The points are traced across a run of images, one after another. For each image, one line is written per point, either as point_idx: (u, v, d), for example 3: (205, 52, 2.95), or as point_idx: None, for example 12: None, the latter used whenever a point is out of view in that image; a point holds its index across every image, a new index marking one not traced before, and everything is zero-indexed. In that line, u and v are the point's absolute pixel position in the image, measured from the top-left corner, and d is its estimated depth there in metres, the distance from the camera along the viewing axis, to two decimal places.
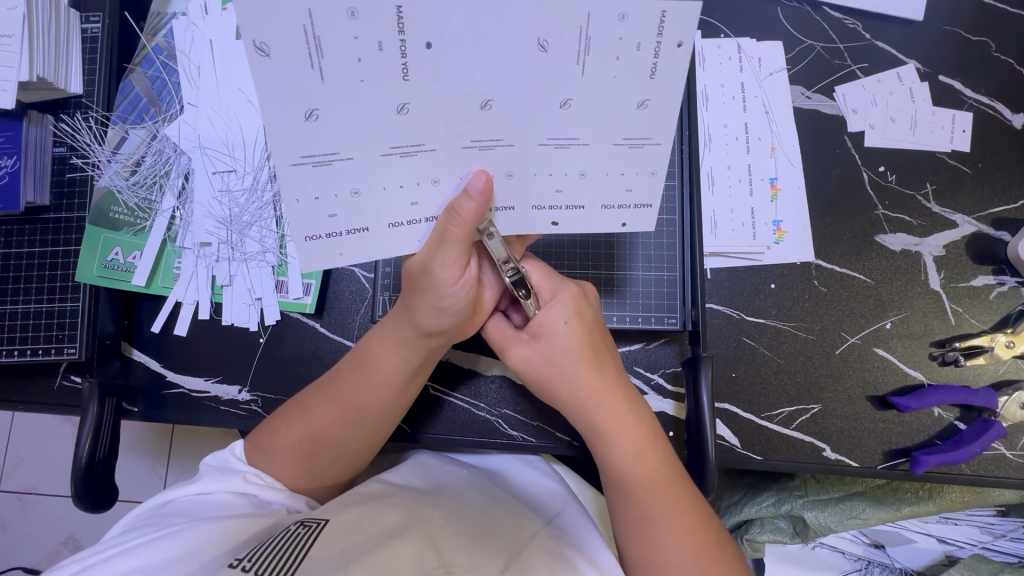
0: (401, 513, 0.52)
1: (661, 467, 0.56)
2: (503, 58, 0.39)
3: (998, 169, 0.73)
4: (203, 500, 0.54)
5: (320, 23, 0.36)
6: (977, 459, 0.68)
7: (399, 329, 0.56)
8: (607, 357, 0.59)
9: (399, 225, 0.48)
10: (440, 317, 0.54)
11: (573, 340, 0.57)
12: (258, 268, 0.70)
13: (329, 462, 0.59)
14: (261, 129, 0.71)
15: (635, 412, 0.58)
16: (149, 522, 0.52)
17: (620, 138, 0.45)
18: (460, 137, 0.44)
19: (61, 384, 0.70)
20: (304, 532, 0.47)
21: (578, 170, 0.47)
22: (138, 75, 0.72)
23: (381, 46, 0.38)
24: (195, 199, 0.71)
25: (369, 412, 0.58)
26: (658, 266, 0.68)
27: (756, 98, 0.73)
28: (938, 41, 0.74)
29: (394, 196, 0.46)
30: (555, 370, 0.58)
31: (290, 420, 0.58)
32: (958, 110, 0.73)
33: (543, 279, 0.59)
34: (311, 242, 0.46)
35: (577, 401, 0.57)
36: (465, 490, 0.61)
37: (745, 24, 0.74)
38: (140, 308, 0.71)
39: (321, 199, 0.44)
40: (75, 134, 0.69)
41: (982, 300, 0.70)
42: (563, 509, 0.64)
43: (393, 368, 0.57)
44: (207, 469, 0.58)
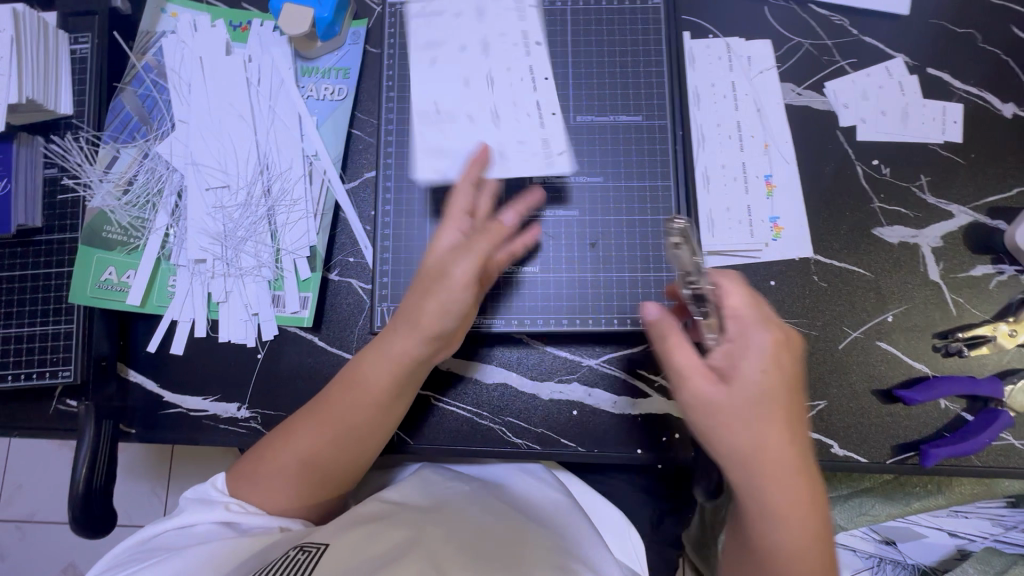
0: (402, 534, 0.52)
1: (828, 561, 0.45)
2: (473, 121, 0.64)
3: (992, 158, 0.72)
4: (186, 533, 0.53)
5: (434, 127, 0.64)
6: (987, 451, 0.66)
7: (393, 343, 0.56)
8: (799, 418, 0.48)
9: (526, 77, 0.66)
10: (442, 320, 0.55)
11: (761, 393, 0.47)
12: (254, 283, 0.70)
13: (313, 487, 0.57)
14: (254, 144, 0.71)
15: (806, 476, 0.47)
16: (125, 561, 0.51)
17: (519, 28, 0.67)
18: (482, 100, 0.65)
19: (56, 408, 0.69)
20: (304, 558, 0.47)
21: (508, 71, 0.66)
22: (128, 94, 0.72)
23: (457, 95, 0.65)
24: (188, 217, 0.70)
25: (359, 431, 0.57)
26: (657, 266, 0.67)
27: (748, 96, 0.74)
28: (926, 35, 0.75)
29: (514, 84, 0.66)
30: (725, 426, 0.47)
31: (276, 445, 0.57)
32: (948, 101, 0.74)
33: (739, 304, 0.50)
34: (525, 161, 0.63)
35: (743, 458, 0.46)
36: (467, 504, 0.61)
37: (733, 24, 0.75)
38: (135, 329, 0.70)
39: (518, 145, 0.63)
40: (66, 154, 0.69)
41: (983, 289, 0.70)
42: (570, 520, 0.64)
43: (385, 384, 0.56)
44: (187, 502, 0.57)
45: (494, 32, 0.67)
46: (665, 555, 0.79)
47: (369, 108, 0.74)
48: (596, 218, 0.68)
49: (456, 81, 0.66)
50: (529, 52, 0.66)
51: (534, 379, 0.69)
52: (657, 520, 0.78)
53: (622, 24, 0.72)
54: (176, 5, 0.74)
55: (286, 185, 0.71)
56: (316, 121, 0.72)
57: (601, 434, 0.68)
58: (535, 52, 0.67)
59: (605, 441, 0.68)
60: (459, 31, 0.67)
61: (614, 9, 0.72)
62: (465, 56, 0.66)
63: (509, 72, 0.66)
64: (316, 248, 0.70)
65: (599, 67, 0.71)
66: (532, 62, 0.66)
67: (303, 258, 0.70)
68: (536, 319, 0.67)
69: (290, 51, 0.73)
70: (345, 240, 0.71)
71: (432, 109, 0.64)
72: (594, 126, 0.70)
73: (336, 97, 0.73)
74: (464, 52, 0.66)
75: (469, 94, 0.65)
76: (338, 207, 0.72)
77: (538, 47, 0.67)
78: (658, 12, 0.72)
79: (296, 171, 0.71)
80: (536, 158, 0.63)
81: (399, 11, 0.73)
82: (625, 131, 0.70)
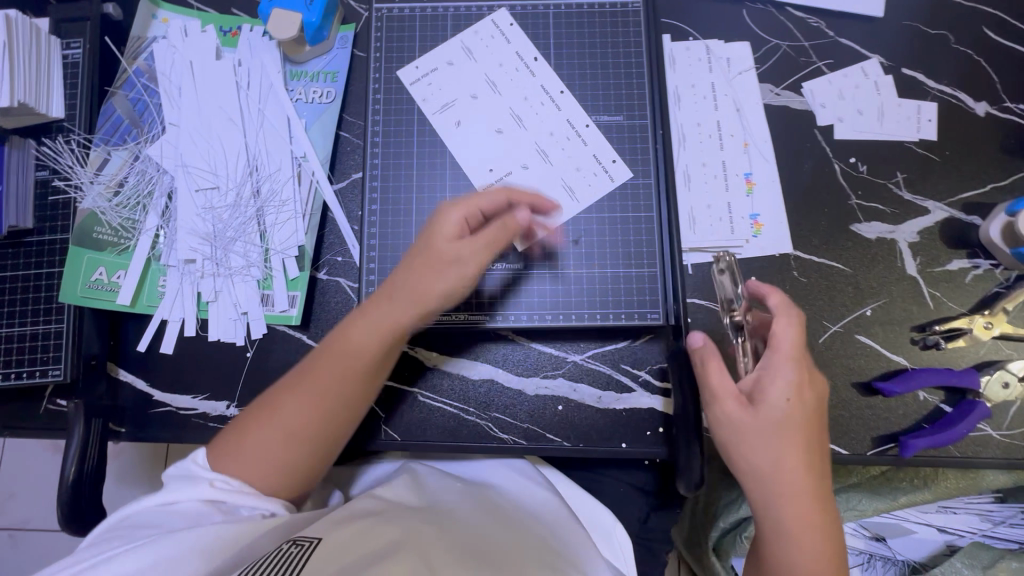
0: (395, 530, 0.52)
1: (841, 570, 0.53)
2: (531, 168, 0.70)
3: (967, 155, 0.74)
4: (167, 511, 0.53)
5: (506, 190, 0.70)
6: (966, 441, 0.67)
7: (382, 304, 0.59)
8: (818, 443, 0.56)
9: (559, 99, 0.72)
10: (441, 286, 0.58)
11: (787, 413, 0.54)
12: (243, 282, 0.71)
13: (293, 453, 0.57)
14: (243, 146, 0.73)
15: (821, 499, 0.54)
16: (106, 540, 0.51)
17: (526, 66, 0.73)
18: (530, 137, 0.71)
19: (46, 408, 0.70)
20: (296, 551, 0.48)
21: (541, 101, 0.72)
22: (119, 97, 0.73)
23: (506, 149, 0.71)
24: (178, 218, 0.71)
25: (346, 401, 0.58)
26: (638, 262, 0.69)
27: (727, 97, 0.75)
28: (900, 36, 0.77)
29: (547, 111, 0.72)
30: (751, 439, 0.55)
31: (260, 414, 0.58)
32: (922, 100, 0.75)
33: (785, 341, 0.56)
34: (608, 181, 0.70)
35: (763, 474, 0.54)
36: (458, 506, 0.62)
37: (712, 27, 0.77)
38: (126, 328, 0.71)
39: (580, 171, 0.70)
40: (57, 157, 0.70)
41: (959, 283, 0.71)
42: (557, 522, 0.65)
43: (373, 352, 0.58)
44: (171, 477, 0.57)
45: (505, 73, 0.73)
46: (653, 551, 0.79)
47: (357, 111, 0.76)
48: (579, 216, 0.70)
49: (497, 127, 0.71)
50: (551, 86, 0.72)
51: (520, 374, 0.69)
52: (645, 516, 0.79)
53: (603, 27, 0.73)
54: (166, 11, 0.76)
55: (275, 186, 0.72)
56: (304, 124, 0.74)
57: (585, 428, 0.68)
58: (555, 84, 0.72)
59: (590, 436, 0.68)
60: (471, 79, 0.73)
61: (596, 13, 0.74)
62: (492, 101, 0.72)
63: (542, 102, 0.72)
64: (305, 247, 0.71)
65: (582, 69, 0.73)
66: (554, 90, 0.72)
67: (292, 257, 0.71)
68: (520, 315, 0.68)
69: (279, 56, 0.74)
70: (334, 239, 0.73)
71: (489, 168, 0.71)
72: (579, 127, 0.71)
73: (324, 100, 0.75)
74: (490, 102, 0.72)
75: (515, 141, 0.71)
76: (326, 207, 0.73)
77: (554, 76, 0.72)
78: (638, 15, 0.73)
79: (285, 172, 0.72)
80: (598, 177, 0.70)
81: (386, 16, 0.74)
82: (607, 131, 0.71)
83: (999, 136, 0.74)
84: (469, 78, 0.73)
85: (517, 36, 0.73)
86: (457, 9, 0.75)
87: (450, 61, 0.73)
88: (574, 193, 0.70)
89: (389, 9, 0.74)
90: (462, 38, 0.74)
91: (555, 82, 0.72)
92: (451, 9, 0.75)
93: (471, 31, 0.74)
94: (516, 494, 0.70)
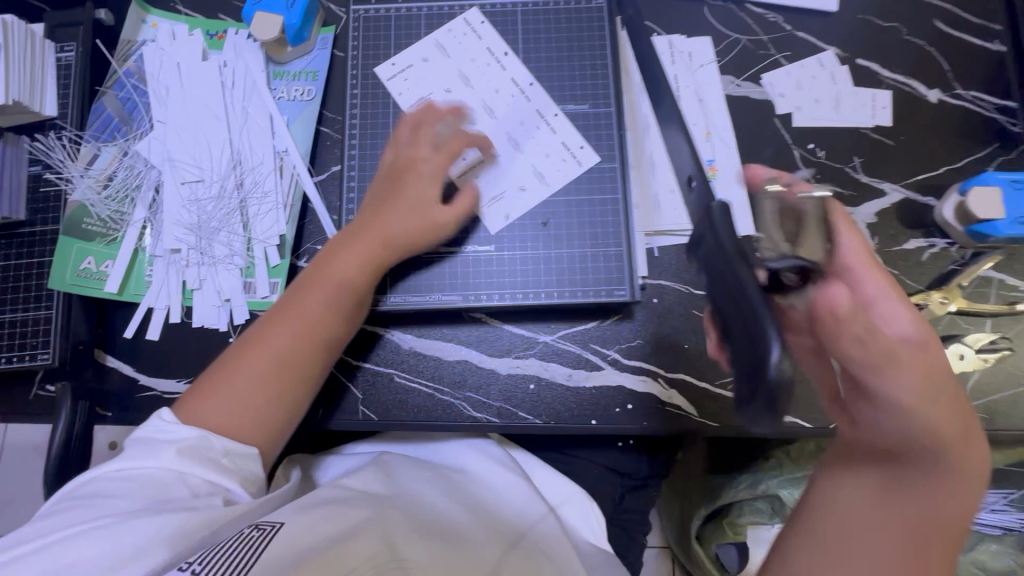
0: (360, 514, 0.56)
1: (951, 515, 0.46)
2: (503, 156, 0.74)
3: (921, 140, 0.77)
4: (127, 478, 0.52)
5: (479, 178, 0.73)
6: None
7: (355, 244, 0.66)
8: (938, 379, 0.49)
9: (527, 89, 0.75)
10: (407, 218, 0.67)
11: (920, 343, 0.47)
12: (226, 270, 0.73)
13: (271, 385, 0.60)
14: (227, 141, 0.76)
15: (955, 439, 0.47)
16: (71, 505, 0.50)
17: (498, 60, 0.76)
18: (502, 127, 0.74)
19: (36, 393, 0.72)
20: (258, 534, 0.49)
21: (512, 94, 0.75)
22: (109, 97, 0.77)
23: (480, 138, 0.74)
24: (165, 209, 0.74)
25: (330, 329, 0.63)
26: (605, 243, 0.72)
27: (689, 88, 0.79)
28: (854, 29, 0.81)
29: (518, 102, 0.75)
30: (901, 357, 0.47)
31: (240, 356, 0.61)
32: (877, 88, 0.79)
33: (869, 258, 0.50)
34: (577, 165, 0.73)
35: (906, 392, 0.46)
36: (424, 492, 0.66)
37: (674, 23, 0.81)
38: (113, 316, 0.73)
39: (550, 157, 0.73)
40: (49, 152, 0.73)
41: (916, 261, 0.74)
42: (516, 502, 0.69)
43: (354, 283, 0.64)
44: (137, 441, 0.55)
45: (479, 67, 0.76)
46: (629, 533, 0.81)
47: (337, 107, 0.79)
48: (546, 201, 0.73)
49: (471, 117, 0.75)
50: (521, 78, 0.76)
51: (492, 354, 0.72)
52: (619, 497, 0.80)
53: (570, 23, 0.77)
54: (156, 16, 0.80)
55: (257, 178, 0.75)
56: (286, 120, 0.77)
57: (556, 405, 0.70)
58: (524, 75, 0.76)
59: (561, 413, 0.70)
60: (446, 74, 0.76)
61: (562, 9, 0.78)
62: (465, 94, 0.75)
63: (512, 93, 0.75)
64: (286, 236, 0.74)
65: (549, 63, 0.76)
66: (522, 80, 0.76)
67: (273, 246, 0.74)
68: (492, 295, 0.71)
69: (262, 56, 0.78)
70: (314, 229, 0.75)
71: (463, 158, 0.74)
72: (548, 117, 0.75)
73: (305, 97, 0.78)
74: (463, 95, 0.75)
75: (488, 131, 0.74)
76: (306, 197, 0.76)
77: (522, 67, 0.76)
78: (602, 12, 0.77)
79: (267, 165, 0.76)
80: (567, 162, 0.73)
81: (363, 17, 0.78)
82: (574, 120, 0.75)
83: (950, 121, 0.78)
84: (443, 73, 0.76)
85: (489, 32, 0.77)
86: (430, 9, 0.79)
87: (425, 57, 0.77)
88: (545, 178, 0.73)
89: (366, 11, 0.78)
90: (437, 35, 0.78)
91: (524, 73, 0.76)
92: (424, 9, 0.78)
93: (445, 28, 0.78)
94: (479, 473, 0.74)
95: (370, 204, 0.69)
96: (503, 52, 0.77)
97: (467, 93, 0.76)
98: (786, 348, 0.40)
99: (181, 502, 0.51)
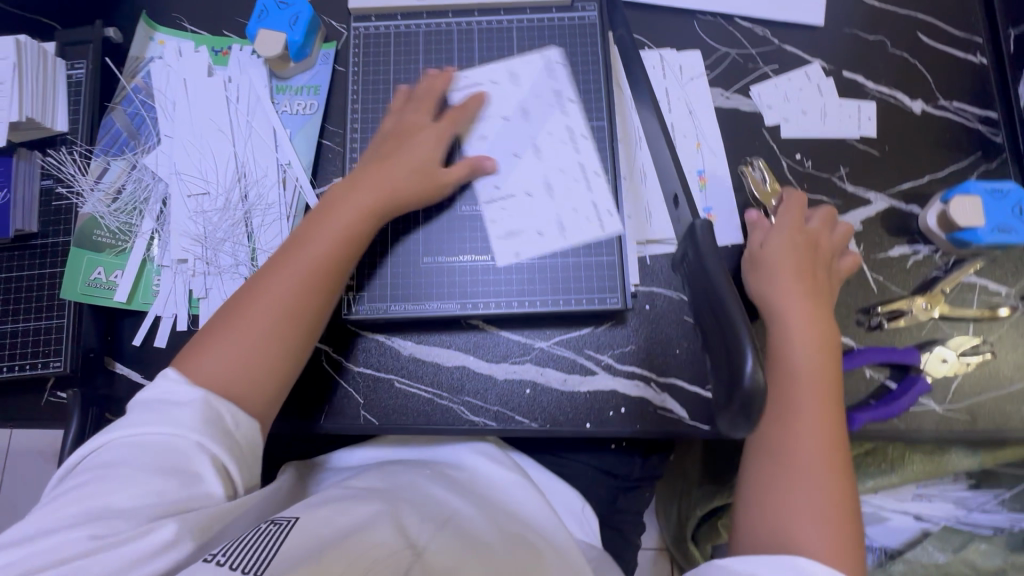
0: (371, 508, 0.58)
1: (826, 380, 0.62)
2: (532, 198, 0.75)
3: (905, 151, 0.79)
4: (146, 447, 0.53)
5: (504, 210, 0.75)
6: (909, 415, 0.71)
7: (350, 194, 0.68)
8: (815, 275, 0.68)
9: (583, 138, 0.76)
10: (405, 169, 0.70)
11: (788, 250, 0.69)
12: (232, 280, 0.76)
13: (271, 329, 0.61)
14: (233, 154, 0.79)
15: (823, 340, 0.64)
16: (96, 475, 0.51)
17: (560, 99, 0.78)
18: (541, 168, 0.76)
19: (48, 400, 0.74)
20: (275, 530, 0.53)
21: (563, 137, 0.76)
22: (118, 112, 0.79)
23: (517, 175, 0.75)
24: (172, 221, 0.77)
25: (327, 275, 0.64)
26: (597, 252, 0.74)
27: (680, 100, 0.81)
28: (840, 42, 0.83)
29: (567, 143, 0.76)
30: (774, 268, 0.69)
31: (240, 304, 0.62)
32: (862, 100, 0.81)
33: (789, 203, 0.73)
34: (603, 210, 0.74)
35: (772, 297, 0.68)
36: (428, 487, 0.67)
37: (666, 38, 0.84)
38: (122, 325, 0.75)
39: (575, 201, 0.74)
40: (61, 166, 0.76)
41: (900, 268, 0.76)
42: (518, 498, 0.71)
43: (352, 229, 0.66)
44: (155, 405, 0.55)
45: (541, 104, 0.78)
46: (622, 532, 0.83)
47: (338, 121, 0.81)
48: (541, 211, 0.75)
49: (517, 149, 0.76)
50: (578, 122, 0.77)
51: (489, 360, 0.74)
52: (614, 499, 0.82)
53: (564, 39, 0.80)
54: (163, 33, 0.82)
55: (261, 190, 0.78)
56: (289, 134, 0.80)
57: (551, 410, 0.73)
58: (584, 122, 0.77)
59: (556, 417, 0.72)
60: (507, 105, 0.78)
61: (556, 26, 0.80)
62: (515, 127, 0.77)
63: (563, 138, 0.76)
64: None
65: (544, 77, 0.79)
66: (574, 124, 0.77)
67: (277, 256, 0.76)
68: (488, 303, 0.73)
69: (266, 72, 0.81)
70: None
71: (495, 186, 0.75)
72: (589, 172, 0.75)
73: (307, 112, 0.81)
74: (514, 129, 0.77)
75: (525, 172, 0.75)
76: (309, 209, 0.79)
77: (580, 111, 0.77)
78: (595, 28, 0.80)
79: (270, 178, 0.78)
80: (562, 176, 0.75)
81: (363, 33, 0.81)
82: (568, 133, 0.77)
83: (933, 131, 0.80)
84: (505, 104, 0.78)
85: (563, 72, 0.79)
86: (428, 26, 0.81)
87: (496, 81, 0.78)
88: (565, 231, 0.74)
89: (366, 28, 0.81)
90: (515, 63, 0.79)
91: (580, 119, 0.77)
92: (422, 26, 0.81)
93: (524, 58, 0.79)
94: (478, 469, 0.75)
95: (369, 159, 0.72)
96: (569, 96, 0.78)
97: (520, 128, 0.77)
98: (761, 359, 0.43)
99: (197, 480, 0.52)
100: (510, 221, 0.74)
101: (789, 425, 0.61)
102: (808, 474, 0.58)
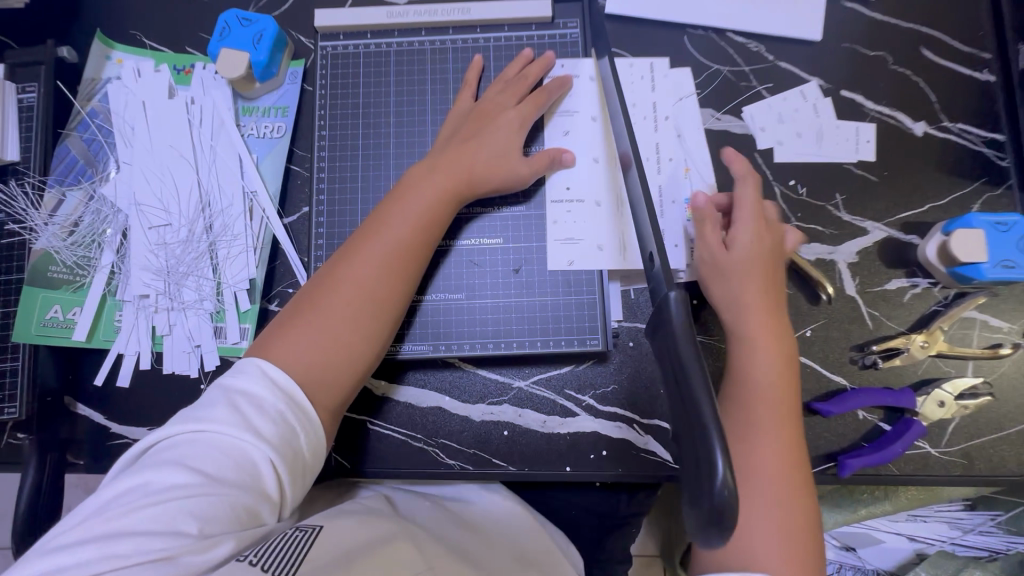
0: (390, 526, 0.56)
1: (791, 402, 0.60)
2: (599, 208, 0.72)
3: (905, 177, 0.75)
4: (219, 448, 0.48)
5: (568, 215, 0.72)
6: (903, 459, 0.68)
7: (427, 176, 0.65)
8: (773, 280, 0.65)
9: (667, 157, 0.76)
10: (486, 151, 0.66)
11: (755, 254, 0.65)
12: (196, 316, 0.72)
13: (354, 317, 0.58)
14: (196, 181, 0.75)
15: (784, 355, 0.62)
16: (175, 473, 0.46)
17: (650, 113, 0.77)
18: (614, 178, 0.73)
19: (7, 442, 0.72)
20: (301, 536, 0.49)
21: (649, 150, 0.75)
22: (73, 139, 0.75)
23: (590, 182, 0.73)
24: (132, 253, 0.73)
25: (408, 261, 0.61)
26: (577, 290, 0.71)
27: (668, 121, 0.76)
28: (838, 59, 0.78)
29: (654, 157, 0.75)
30: (737, 272, 0.65)
31: (321, 288, 0.59)
32: (861, 122, 0.76)
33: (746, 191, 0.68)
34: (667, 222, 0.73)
35: (734, 301, 0.64)
36: (428, 518, 0.65)
37: (654, 55, 0.79)
38: (83, 363, 0.72)
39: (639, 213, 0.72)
40: (12, 201, 0.73)
41: (897, 302, 0.72)
42: (515, 531, 0.68)
43: (435, 215, 0.63)
44: (237, 399, 0.51)
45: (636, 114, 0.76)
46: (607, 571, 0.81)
47: (307, 145, 0.77)
48: (519, 245, 0.72)
49: (596, 154, 0.73)
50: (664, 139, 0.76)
51: (464, 401, 0.71)
52: (599, 535, 0.80)
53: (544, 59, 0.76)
54: (120, 51, 0.78)
55: (227, 220, 0.74)
56: (256, 159, 0.76)
57: (528, 452, 0.70)
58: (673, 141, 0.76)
59: (534, 459, 0.70)
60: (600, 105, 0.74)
61: (536, 44, 0.76)
62: (602, 130, 0.74)
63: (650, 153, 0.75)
64: (255, 280, 0.73)
65: None
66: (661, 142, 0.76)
67: (243, 290, 0.73)
68: (463, 343, 0.70)
69: (229, 93, 0.76)
70: (285, 271, 0.74)
71: (565, 188, 0.72)
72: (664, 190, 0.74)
73: (275, 134, 0.76)
74: (599, 132, 0.74)
75: (600, 178, 0.73)
76: (276, 240, 0.75)
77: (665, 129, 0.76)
78: (577, 46, 0.76)
79: (236, 207, 0.74)
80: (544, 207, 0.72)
81: (331, 53, 0.76)
82: None
83: (936, 156, 0.76)
84: (597, 104, 0.74)
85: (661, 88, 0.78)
86: (400, 45, 0.76)
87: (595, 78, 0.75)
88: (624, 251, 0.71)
89: (335, 47, 0.77)
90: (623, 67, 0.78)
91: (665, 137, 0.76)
92: (394, 44, 0.76)
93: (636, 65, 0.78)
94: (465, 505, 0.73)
95: (450, 139, 0.68)
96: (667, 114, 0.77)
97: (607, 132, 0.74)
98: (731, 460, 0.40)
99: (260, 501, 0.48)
100: (571, 228, 0.72)
101: (763, 451, 0.57)
102: (767, 504, 0.55)
